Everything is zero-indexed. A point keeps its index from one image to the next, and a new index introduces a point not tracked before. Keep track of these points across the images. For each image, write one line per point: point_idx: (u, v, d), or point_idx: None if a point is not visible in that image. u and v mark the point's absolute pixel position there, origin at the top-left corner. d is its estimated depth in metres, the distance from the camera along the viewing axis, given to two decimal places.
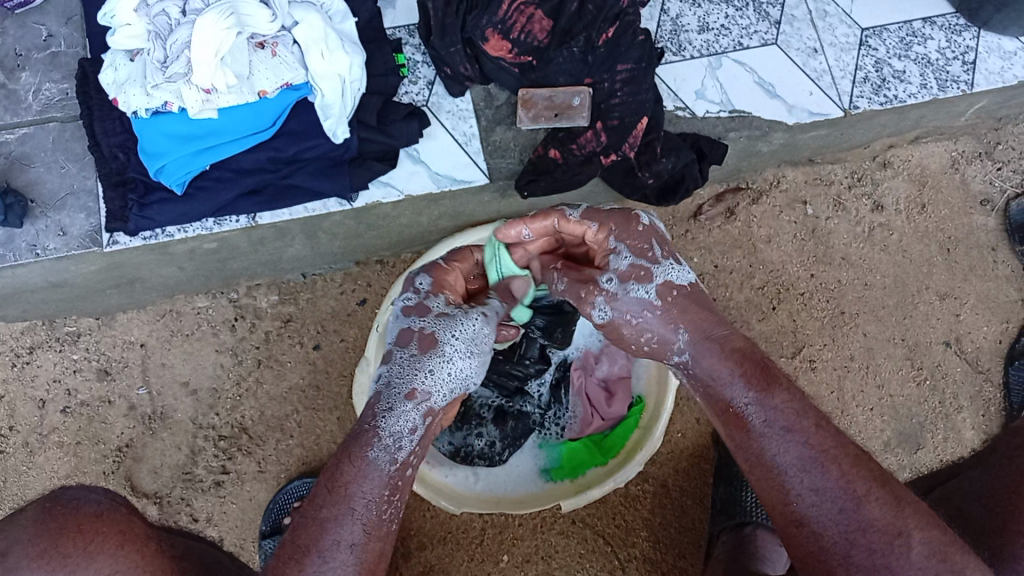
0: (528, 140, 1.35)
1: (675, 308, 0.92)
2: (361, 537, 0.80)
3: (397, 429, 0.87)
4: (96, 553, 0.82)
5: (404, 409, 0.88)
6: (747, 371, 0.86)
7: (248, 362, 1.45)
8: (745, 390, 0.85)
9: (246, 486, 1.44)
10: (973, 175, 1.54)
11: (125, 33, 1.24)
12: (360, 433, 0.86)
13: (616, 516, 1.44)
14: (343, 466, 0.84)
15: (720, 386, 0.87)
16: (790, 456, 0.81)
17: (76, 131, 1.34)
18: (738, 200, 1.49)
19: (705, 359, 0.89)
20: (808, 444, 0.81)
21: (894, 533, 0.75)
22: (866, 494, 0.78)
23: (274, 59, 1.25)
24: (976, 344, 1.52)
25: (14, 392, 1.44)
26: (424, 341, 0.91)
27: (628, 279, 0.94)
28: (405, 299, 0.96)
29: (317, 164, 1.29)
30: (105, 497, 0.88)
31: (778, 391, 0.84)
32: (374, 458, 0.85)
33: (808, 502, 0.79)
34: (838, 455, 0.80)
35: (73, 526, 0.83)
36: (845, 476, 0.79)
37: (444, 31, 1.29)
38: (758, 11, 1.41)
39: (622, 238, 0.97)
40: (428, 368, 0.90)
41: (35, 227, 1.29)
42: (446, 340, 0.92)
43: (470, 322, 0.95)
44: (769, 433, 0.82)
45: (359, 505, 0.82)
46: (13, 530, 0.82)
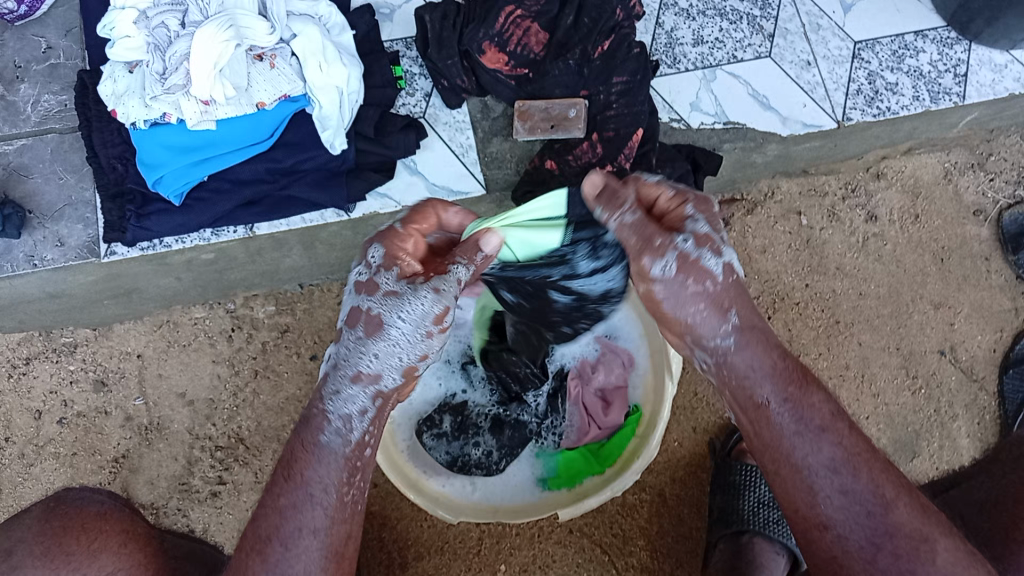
0: (524, 151, 1.35)
1: (733, 291, 0.87)
2: (323, 521, 0.81)
3: (345, 411, 0.85)
4: (99, 551, 0.83)
5: (350, 393, 0.85)
6: (788, 375, 0.84)
7: (245, 372, 1.45)
8: (782, 390, 0.83)
9: (242, 497, 1.43)
10: (965, 186, 1.55)
11: (124, 45, 1.24)
12: (311, 416, 0.86)
13: (614, 525, 1.44)
14: (305, 457, 0.84)
15: (758, 381, 0.84)
16: (822, 458, 0.80)
17: (74, 143, 1.34)
18: (732, 211, 1.50)
19: (745, 351, 0.85)
20: (841, 446, 0.80)
21: (920, 539, 0.77)
22: (893, 498, 0.78)
23: (272, 70, 1.25)
24: (970, 353, 1.53)
25: (11, 403, 1.45)
26: (370, 324, 0.84)
27: (704, 244, 0.85)
28: (358, 272, 0.86)
29: (314, 175, 1.30)
30: (108, 500, 0.89)
31: (813, 392, 0.83)
32: (327, 442, 0.84)
33: (835, 504, 0.79)
34: (866, 458, 0.80)
35: (77, 525, 0.84)
36: (874, 480, 0.79)
37: (441, 44, 1.31)
38: (752, 24, 1.42)
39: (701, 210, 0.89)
40: (372, 352, 0.84)
41: (33, 238, 1.30)
42: (391, 323, 0.83)
43: (422, 298, 0.83)
44: (801, 432, 0.81)
45: (317, 489, 0.82)
46: (17, 530, 0.83)
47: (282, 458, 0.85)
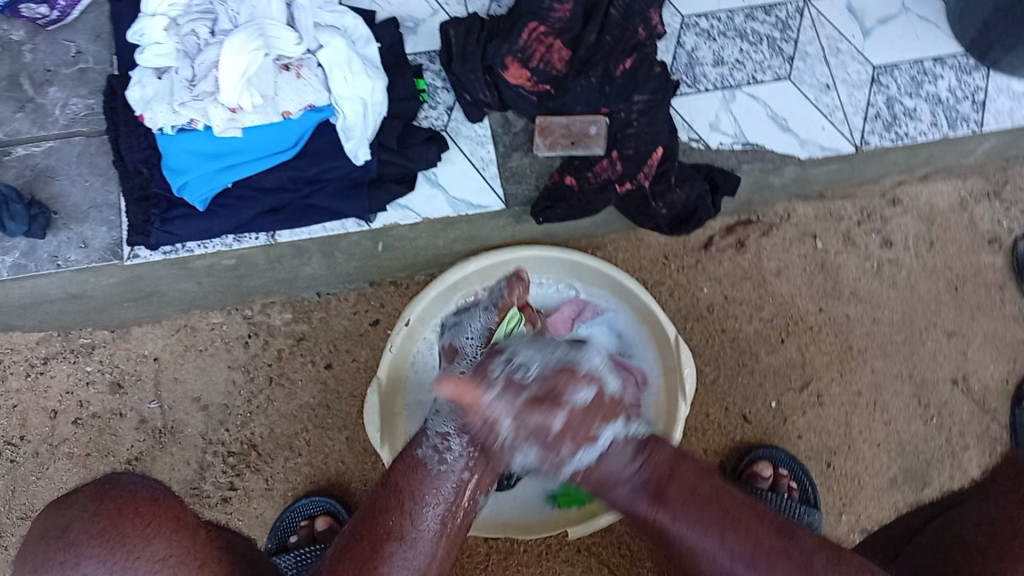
0: (544, 167, 1.37)
1: (610, 465, 0.97)
2: (437, 526, 0.96)
3: (443, 432, 1.01)
4: (153, 537, 0.75)
5: (447, 411, 1.04)
6: (640, 496, 0.96)
7: (260, 379, 1.47)
8: (652, 510, 0.96)
9: (253, 504, 1.45)
10: (981, 215, 1.55)
11: (154, 51, 1.27)
12: (417, 438, 1.04)
13: (622, 545, 1.45)
14: (421, 470, 1.00)
15: (628, 507, 0.98)
16: (725, 556, 0.92)
17: (101, 146, 1.37)
18: (749, 233, 1.51)
19: (616, 507, 1.00)
20: (722, 537, 0.92)
21: None
22: (769, 562, 0.90)
23: (299, 80, 1.27)
24: (983, 383, 1.53)
25: (27, 402, 1.46)
26: (459, 367, 1.12)
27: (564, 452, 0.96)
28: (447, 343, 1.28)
29: (336, 184, 1.32)
30: (160, 484, 0.81)
31: (672, 501, 0.95)
32: (423, 455, 1.01)
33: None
34: (756, 543, 0.92)
35: (129, 508, 0.76)
36: (751, 555, 0.91)
37: (466, 58, 1.33)
38: (772, 46, 1.43)
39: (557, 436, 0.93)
40: (462, 379, 1.08)
41: (58, 238, 1.32)
42: (472, 357, 1.12)
43: (475, 317, 1.23)
44: (686, 532, 0.94)
45: (427, 496, 0.97)
46: (70, 506, 0.75)
47: (397, 470, 1.01)
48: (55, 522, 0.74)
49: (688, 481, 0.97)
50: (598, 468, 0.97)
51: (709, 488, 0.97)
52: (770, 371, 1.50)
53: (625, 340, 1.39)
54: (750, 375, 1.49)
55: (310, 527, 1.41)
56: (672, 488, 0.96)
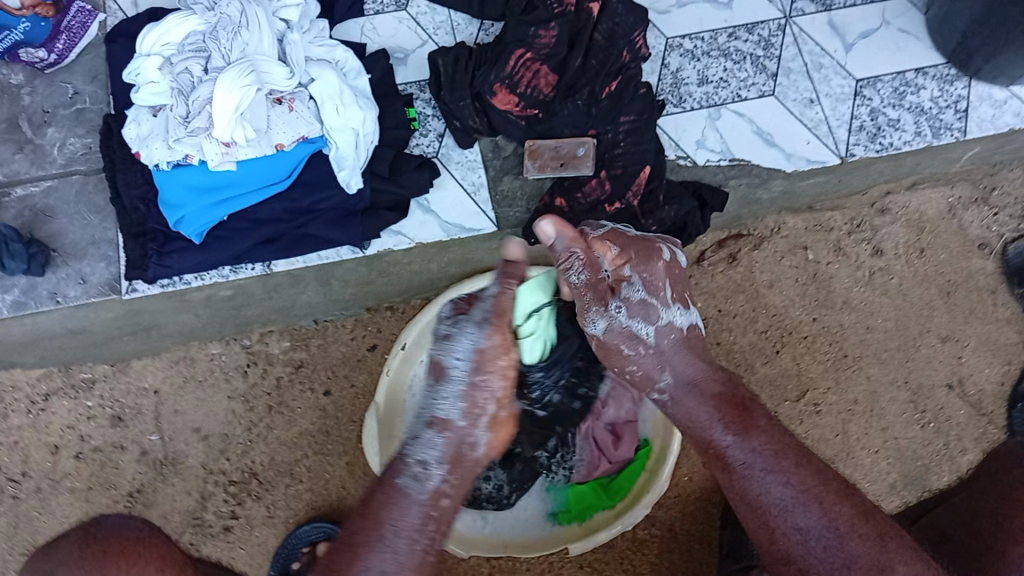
0: (534, 189, 1.39)
1: (667, 351, 1.11)
2: (407, 563, 0.90)
3: (422, 458, 0.96)
4: (136, 574, 0.88)
5: (428, 438, 0.96)
6: (726, 411, 1.03)
7: (260, 408, 1.48)
8: (728, 431, 1.01)
9: (254, 532, 1.46)
10: (970, 221, 1.57)
11: (149, 90, 1.30)
12: (394, 465, 0.97)
13: (624, 560, 1.46)
14: (384, 499, 0.94)
15: (704, 426, 1.03)
16: (775, 495, 0.94)
17: (98, 184, 1.38)
18: (740, 246, 1.53)
19: (684, 406, 1.07)
20: (792, 485, 0.94)
21: (877, 567, 0.87)
22: (847, 532, 0.90)
23: (291, 113, 1.30)
24: (978, 387, 1.54)
25: (29, 439, 1.47)
26: (434, 371, 0.97)
27: (635, 314, 1.10)
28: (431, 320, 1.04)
29: (331, 214, 1.33)
30: (145, 526, 0.94)
31: (755, 433, 1.00)
32: (403, 487, 0.94)
33: (795, 540, 0.92)
34: (818, 492, 0.94)
35: (115, 551, 0.89)
36: (827, 513, 0.92)
37: (454, 86, 1.35)
38: (755, 63, 1.45)
39: (638, 271, 1.10)
40: (442, 396, 0.97)
41: (56, 275, 1.34)
42: (449, 363, 0.96)
43: (466, 335, 0.96)
44: (753, 473, 0.97)
45: (400, 531, 0.92)
46: (60, 553, 0.89)
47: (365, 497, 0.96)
48: (48, 566, 0.88)
49: (769, 418, 1.03)
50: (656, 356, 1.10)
51: (785, 437, 1.01)
52: (766, 383, 1.51)
53: None
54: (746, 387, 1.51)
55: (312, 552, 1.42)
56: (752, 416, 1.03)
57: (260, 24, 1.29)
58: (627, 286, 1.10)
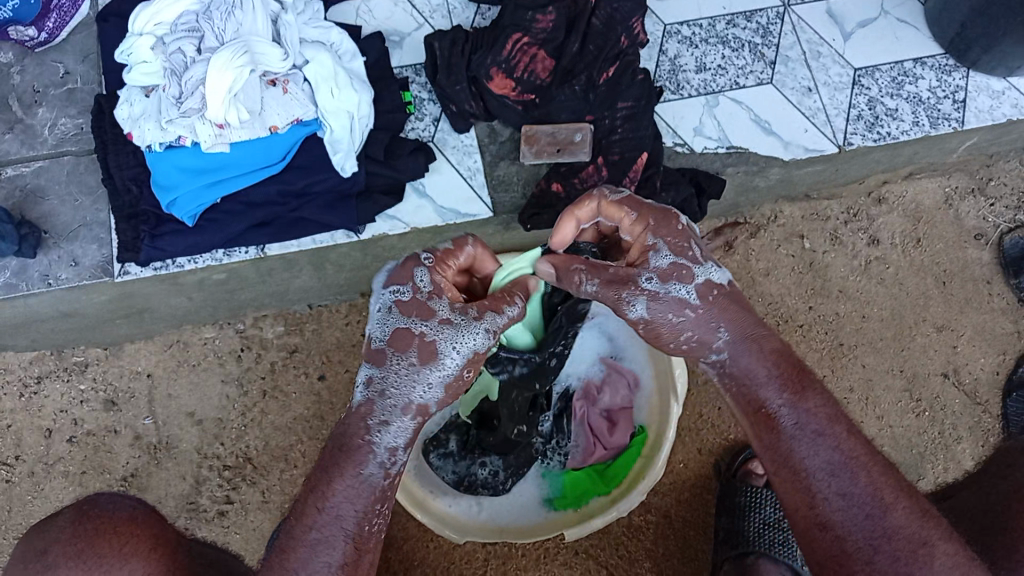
0: (531, 174, 1.38)
1: (711, 311, 0.87)
2: (349, 555, 0.85)
3: (391, 444, 0.87)
4: (129, 556, 0.86)
5: (400, 424, 0.87)
6: (783, 370, 0.86)
7: (254, 393, 1.47)
8: (780, 390, 0.85)
9: (249, 517, 1.45)
10: (966, 211, 1.56)
11: (141, 70, 1.28)
12: (352, 447, 0.86)
13: (620, 546, 1.46)
14: (334, 482, 0.86)
15: (758, 384, 0.86)
16: (819, 461, 0.83)
17: (90, 164, 1.37)
18: (736, 234, 1.52)
19: (740, 360, 0.86)
20: (839, 450, 0.83)
21: (919, 542, 0.80)
22: (891, 502, 0.81)
23: (285, 96, 1.29)
24: (973, 376, 1.54)
25: (21, 422, 1.46)
26: (424, 351, 0.87)
27: (669, 277, 0.87)
28: (398, 292, 0.89)
29: (325, 198, 1.33)
30: (139, 503, 0.92)
31: (810, 395, 0.85)
32: (368, 476, 0.86)
33: (834, 507, 0.81)
34: (866, 463, 0.83)
35: (108, 528, 0.87)
36: (874, 484, 0.82)
37: (450, 70, 1.34)
38: (753, 51, 1.45)
39: (660, 235, 0.89)
40: (424, 381, 0.87)
41: (48, 257, 1.33)
42: (447, 353, 0.87)
43: (476, 335, 0.88)
44: (799, 436, 0.84)
45: (348, 522, 0.85)
46: (53, 530, 0.87)
47: (311, 478, 0.87)
48: (38, 545, 0.86)
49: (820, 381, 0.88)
50: (700, 321, 0.87)
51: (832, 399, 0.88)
52: None
53: (616, 343, 1.42)
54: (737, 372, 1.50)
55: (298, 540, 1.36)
56: (805, 377, 0.86)
57: (254, 6, 1.28)
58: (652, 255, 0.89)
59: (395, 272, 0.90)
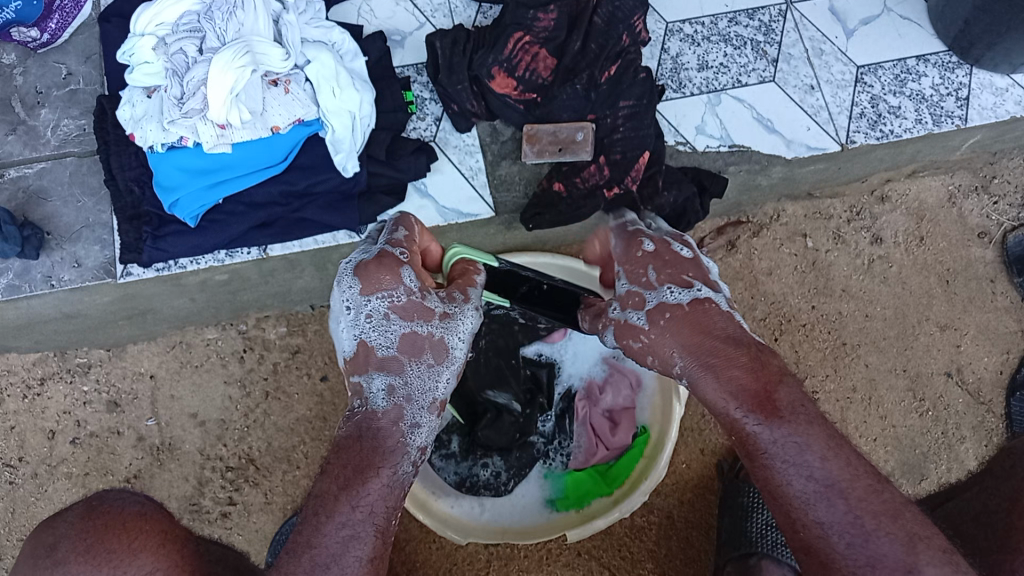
0: (533, 173, 1.38)
1: (665, 330, 0.89)
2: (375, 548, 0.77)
3: (424, 442, 0.87)
4: (139, 551, 0.82)
5: (427, 422, 0.87)
6: (745, 392, 0.80)
7: (256, 394, 1.47)
8: (746, 413, 0.79)
9: (252, 518, 1.45)
10: (970, 209, 1.56)
11: (144, 70, 1.29)
12: (386, 447, 0.83)
13: (622, 547, 1.45)
14: (369, 481, 0.79)
15: (723, 411, 0.81)
16: (798, 485, 0.76)
17: (92, 166, 1.37)
18: (739, 233, 1.51)
19: (702, 383, 0.84)
20: (816, 474, 0.75)
21: (906, 571, 0.70)
22: (875, 528, 0.72)
23: (287, 96, 1.28)
24: (977, 375, 1.54)
25: (24, 423, 1.46)
26: (435, 349, 0.90)
27: (625, 305, 0.94)
28: (390, 298, 0.89)
29: (326, 198, 1.33)
30: (148, 500, 0.89)
31: (782, 415, 0.78)
32: (406, 472, 0.83)
33: (815, 533, 0.75)
34: (848, 485, 0.75)
35: (116, 524, 0.84)
36: (856, 507, 0.74)
37: (451, 69, 1.34)
38: (755, 49, 1.44)
39: (625, 268, 0.98)
40: (442, 375, 0.90)
41: (51, 259, 1.33)
42: (454, 343, 0.91)
43: (468, 318, 0.94)
44: (772, 460, 0.77)
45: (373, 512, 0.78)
46: (60, 526, 0.84)
47: (340, 473, 0.78)
48: (46, 539, 0.82)
49: (799, 395, 0.80)
50: (654, 344, 0.90)
51: (819, 417, 0.79)
52: None
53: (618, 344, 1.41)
54: None
55: None
56: (779, 396, 0.79)
57: (255, 5, 1.27)
58: (620, 287, 0.97)
59: (377, 278, 0.89)
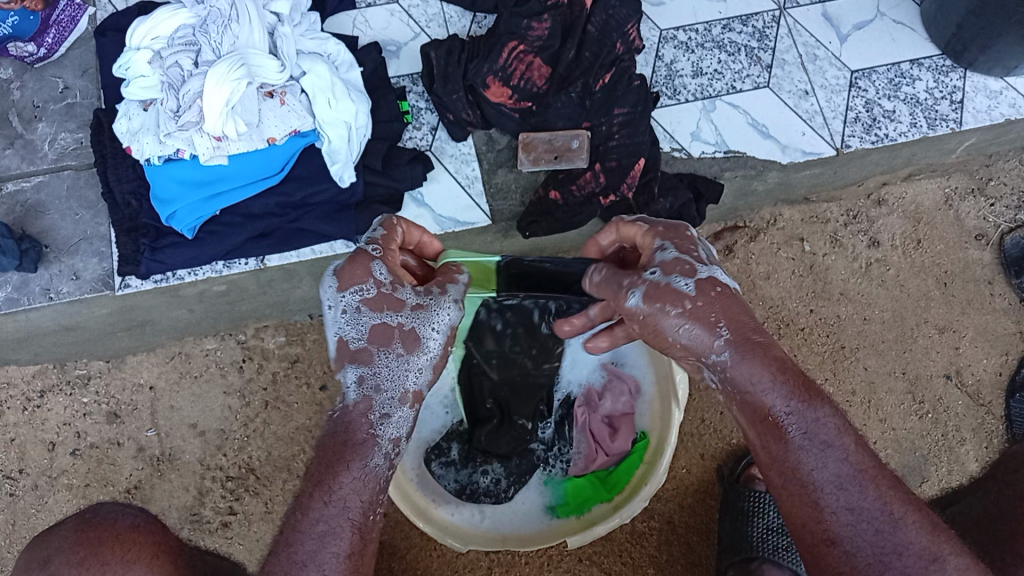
0: (529, 182, 1.38)
1: (713, 303, 0.83)
2: (351, 543, 0.81)
3: (395, 434, 0.89)
4: (133, 562, 0.84)
5: (399, 414, 0.89)
6: (790, 374, 0.80)
7: (256, 403, 1.47)
8: (787, 398, 0.79)
9: (253, 527, 1.45)
10: (967, 211, 1.56)
11: (140, 84, 1.29)
12: (356, 440, 0.86)
13: (623, 553, 1.45)
14: (339, 475, 0.83)
15: (760, 392, 0.80)
16: (827, 473, 0.77)
17: (90, 179, 1.38)
18: (735, 238, 1.52)
19: (743, 362, 0.80)
20: (850, 461, 0.77)
21: (930, 558, 0.73)
22: (903, 516, 0.75)
23: (283, 107, 1.30)
24: (976, 377, 1.54)
25: (25, 435, 1.47)
26: (407, 341, 0.91)
27: (670, 270, 0.86)
28: (361, 292, 0.89)
29: (324, 208, 1.33)
30: (139, 512, 0.90)
31: (819, 403, 0.79)
32: (376, 465, 0.86)
33: (842, 521, 0.75)
34: (876, 474, 0.77)
35: (109, 536, 0.85)
36: (884, 497, 0.76)
37: (447, 79, 1.34)
38: (750, 55, 1.45)
39: (667, 239, 0.90)
40: (415, 366, 0.91)
41: (49, 272, 1.34)
42: (427, 334, 0.92)
43: (446, 310, 0.94)
44: (807, 447, 0.78)
45: (348, 509, 0.82)
46: (55, 539, 0.85)
47: (313, 472, 0.84)
48: (41, 554, 0.84)
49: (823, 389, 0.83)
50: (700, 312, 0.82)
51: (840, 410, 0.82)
52: None
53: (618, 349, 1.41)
54: None
55: None
56: (814, 387, 0.80)
57: (251, 18, 1.28)
58: (660, 254, 0.88)
59: (350, 273, 0.90)
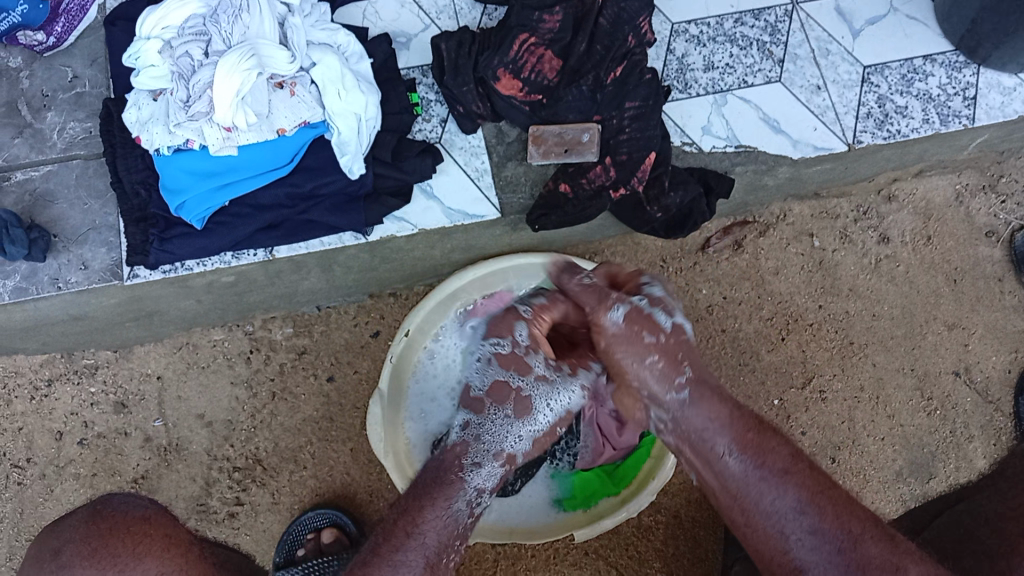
0: (538, 175, 1.38)
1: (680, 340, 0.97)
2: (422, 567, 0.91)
3: (481, 483, 1.02)
4: (142, 556, 0.91)
5: (489, 468, 1.03)
6: (744, 421, 0.93)
7: (263, 395, 1.47)
8: (735, 440, 0.91)
9: (260, 518, 1.46)
10: (977, 208, 1.55)
11: (150, 74, 1.29)
12: (446, 481, 1.00)
13: (629, 546, 1.45)
14: (426, 510, 0.96)
15: (710, 439, 0.92)
16: (788, 501, 0.87)
17: (99, 168, 1.38)
18: (746, 233, 1.50)
19: (690, 409, 0.94)
20: (802, 489, 0.88)
21: (892, 567, 0.82)
22: (860, 534, 0.85)
23: (293, 98, 1.29)
24: (984, 374, 1.54)
25: (32, 425, 1.47)
26: (519, 405, 1.04)
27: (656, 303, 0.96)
28: (500, 344, 1.02)
29: (333, 200, 1.33)
30: (147, 507, 0.98)
31: (768, 440, 0.92)
32: (457, 509, 0.98)
33: (806, 545, 0.85)
34: (829, 498, 0.88)
35: (119, 529, 0.93)
36: (839, 519, 0.86)
37: (457, 70, 1.33)
38: (762, 49, 1.44)
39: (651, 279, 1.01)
40: (517, 431, 1.05)
41: (58, 261, 1.33)
42: (540, 407, 1.05)
43: (568, 392, 1.05)
44: (762, 481, 0.89)
45: (427, 540, 0.93)
46: (67, 531, 0.93)
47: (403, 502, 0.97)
48: (55, 543, 0.92)
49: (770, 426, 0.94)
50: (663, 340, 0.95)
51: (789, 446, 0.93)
52: (772, 369, 1.51)
53: None
54: (751, 374, 1.50)
55: (316, 539, 1.41)
56: (763, 430, 0.92)
57: (261, 8, 1.28)
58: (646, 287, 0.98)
59: (496, 325, 1.04)
